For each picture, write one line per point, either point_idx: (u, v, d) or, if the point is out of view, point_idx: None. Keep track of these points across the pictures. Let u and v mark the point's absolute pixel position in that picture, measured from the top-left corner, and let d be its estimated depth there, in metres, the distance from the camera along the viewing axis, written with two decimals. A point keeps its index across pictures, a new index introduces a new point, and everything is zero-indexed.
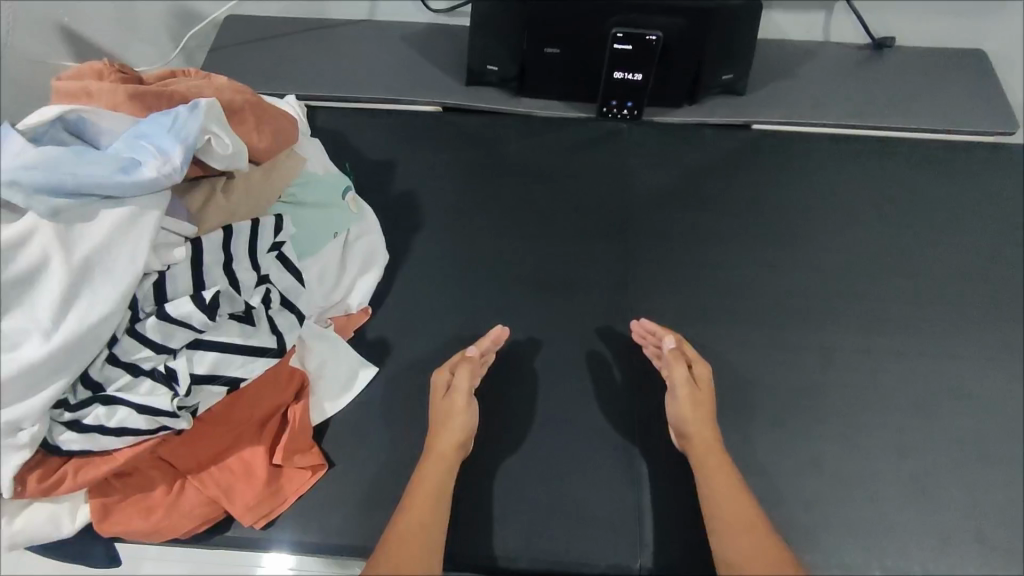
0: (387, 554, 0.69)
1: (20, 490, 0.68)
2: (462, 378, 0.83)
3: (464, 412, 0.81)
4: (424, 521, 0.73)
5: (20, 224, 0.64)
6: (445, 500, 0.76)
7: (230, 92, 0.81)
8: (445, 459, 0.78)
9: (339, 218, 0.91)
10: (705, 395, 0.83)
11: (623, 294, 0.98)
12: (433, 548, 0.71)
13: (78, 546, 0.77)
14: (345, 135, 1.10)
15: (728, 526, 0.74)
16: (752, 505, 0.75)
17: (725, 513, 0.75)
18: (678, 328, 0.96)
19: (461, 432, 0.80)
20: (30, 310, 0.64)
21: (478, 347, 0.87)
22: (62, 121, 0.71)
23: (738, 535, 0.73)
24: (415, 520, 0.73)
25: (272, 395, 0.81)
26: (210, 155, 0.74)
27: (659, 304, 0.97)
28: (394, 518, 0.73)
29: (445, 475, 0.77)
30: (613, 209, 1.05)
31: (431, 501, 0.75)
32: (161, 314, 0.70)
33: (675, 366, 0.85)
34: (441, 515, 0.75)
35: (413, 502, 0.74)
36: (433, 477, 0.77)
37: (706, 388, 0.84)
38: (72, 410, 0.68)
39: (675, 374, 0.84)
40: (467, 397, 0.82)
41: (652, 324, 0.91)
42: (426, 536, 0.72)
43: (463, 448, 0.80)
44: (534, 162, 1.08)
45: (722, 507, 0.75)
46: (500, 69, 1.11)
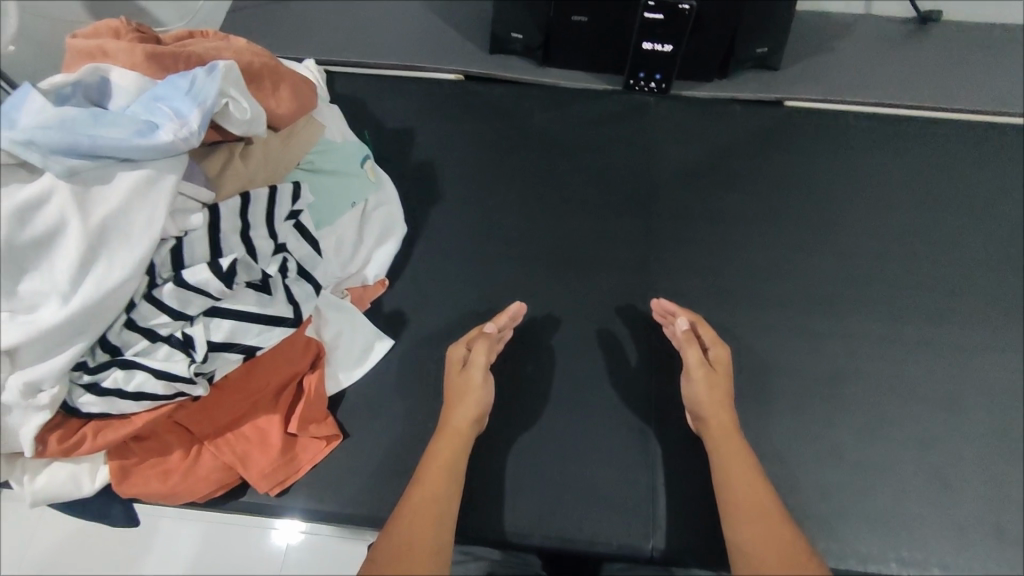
0: (397, 528, 0.69)
1: (41, 450, 0.69)
2: (479, 354, 0.82)
3: (480, 388, 0.80)
4: (434, 496, 0.72)
5: (37, 185, 0.64)
6: (457, 477, 0.75)
7: (247, 55, 0.79)
8: (459, 435, 0.78)
9: (357, 187, 0.89)
10: (721, 377, 0.82)
11: (643, 274, 0.95)
12: (444, 524, 0.70)
13: (96, 507, 0.77)
14: (363, 101, 1.07)
15: (743, 513, 0.72)
16: (768, 492, 0.74)
17: (740, 500, 0.73)
18: (698, 309, 0.94)
19: (477, 407, 0.79)
20: (47, 273, 0.64)
21: (493, 323, 0.86)
22: (82, 86, 0.70)
23: (754, 524, 0.71)
24: (426, 494, 0.72)
25: (288, 364, 0.80)
26: (227, 120, 0.73)
27: (680, 286, 0.95)
28: (406, 494, 0.73)
29: (459, 449, 0.77)
30: (635, 184, 1.02)
31: (442, 477, 0.74)
32: (177, 280, 0.69)
33: (688, 347, 0.83)
34: (453, 491, 0.74)
35: (424, 477, 0.74)
36: (445, 450, 0.77)
37: (721, 370, 0.83)
38: (91, 372, 0.68)
39: (692, 356, 0.82)
40: (484, 373, 0.81)
41: (672, 305, 0.88)
42: (437, 513, 0.71)
43: (477, 424, 0.80)
44: (557, 134, 1.05)
45: (737, 493, 0.74)
46: (525, 36, 1.07)
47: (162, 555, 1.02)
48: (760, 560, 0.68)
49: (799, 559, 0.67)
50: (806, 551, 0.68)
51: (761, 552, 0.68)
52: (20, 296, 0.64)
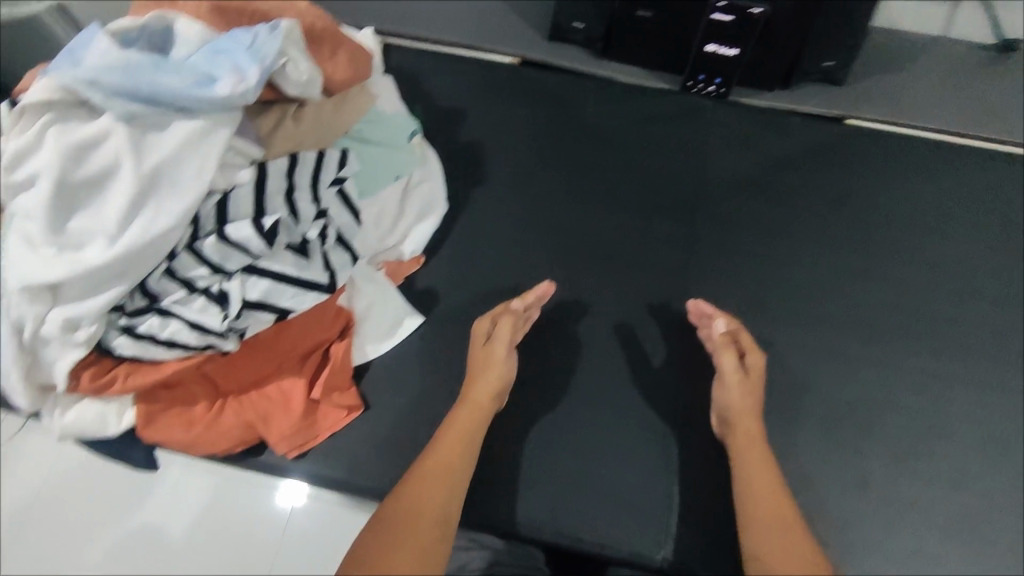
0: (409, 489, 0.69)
1: (73, 385, 0.70)
2: (503, 330, 0.82)
3: (503, 362, 0.80)
4: (450, 462, 0.72)
5: (95, 125, 0.64)
6: (473, 448, 0.75)
7: (310, 17, 0.79)
8: (479, 407, 0.78)
9: (403, 161, 0.88)
10: (754, 384, 0.80)
11: (682, 281, 0.93)
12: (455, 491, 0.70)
13: (119, 450, 0.78)
14: (417, 76, 1.06)
15: (758, 520, 0.71)
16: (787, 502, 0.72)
17: (755, 505, 0.72)
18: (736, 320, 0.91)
19: (498, 382, 0.79)
20: (97, 214, 0.65)
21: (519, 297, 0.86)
22: (148, 32, 0.70)
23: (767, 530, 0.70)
24: (441, 461, 0.72)
25: (317, 330, 0.80)
26: (285, 80, 0.73)
27: (718, 296, 0.93)
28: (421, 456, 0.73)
29: (477, 420, 0.77)
30: (683, 188, 0.99)
31: (458, 445, 0.74)
32: (220, 234, 0.70)
33: (724, 352, 0.81)
34: (467, 460, 0.74)
35: (441, 443, 0.74)
36: (463, 419, 0.77)
37: (756, 378, 0.81)
38: (128, 315, 0.70)
39: (727, 361, 0.80)
40: (507, 348, 0.81)
41: (709, 307, 0.87)
42: (449, 479, 0.71)
43: (497, 398, 0.80)
44: (609, 129, 1.03)
45: (755, 498, 0.73)
46: (587, 26, 1.05)
47: (174, 501, 1.04)
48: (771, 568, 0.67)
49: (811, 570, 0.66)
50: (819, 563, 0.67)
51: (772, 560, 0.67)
52: (69, 233, 0.65)
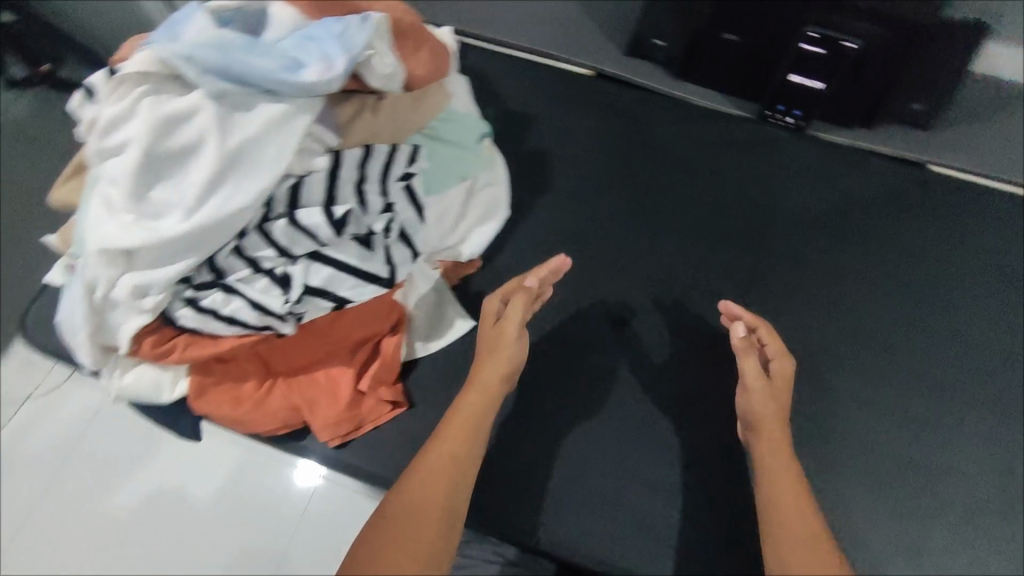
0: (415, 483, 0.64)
1: (135, 349, 0.73)
2: (516, 309, 0.78)
3: (513, 345, 0.77)
4: (455, 453, 0.68)
5: (186, 100, 0.65)
6: (479, 440, 0.71)
7: (399, 11, 0.78)
8: (489, 390, 0.74)
9: (471, 162, 0.88)
10: (778, 389, 0.76)
11: None
12: (461, 484, 0.66)
13: (167, 417, 0.81)
14: (491, 77, 1.06)
15: (785, 539, 0.63)
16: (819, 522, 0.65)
17: (782, 526, 0.64)
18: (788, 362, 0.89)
19: (506, 365, 0.75)
20: (177, 186, 0.66)
21: (527, 273, 0.83)
22: (243, 14, 0.71)
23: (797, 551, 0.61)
24: (444, 451, 0.68)
25: (370, 322, 0.80)
26: (370, 73, 0.73)
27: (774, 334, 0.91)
28: (424, 446, 0.68)
29: (484, 410, 0.73)
30: (748, 219, 0.97)
31: (464, 436, 0.70)
32: (291, 219, 0.70)
33: (745, 358, 0.77)
34: (473, 452, 0.70)
35: (445, 432, 0.70)
36: (470, 407, 0.73)
37: (781, 384, 0.77)
38: (194, 288, 0.71)
39: (749, 368, 0.76)
40: (518, 328, 0.78)
41: (739, 309, 0.82)
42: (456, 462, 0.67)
43: (508, 380, 0.77)
44: (679, 150, 1.01)
45: (781, 517, 0.65)
46: (668, 45, 1.04)
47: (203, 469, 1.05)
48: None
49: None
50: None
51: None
52: (148, 203, 0.66)
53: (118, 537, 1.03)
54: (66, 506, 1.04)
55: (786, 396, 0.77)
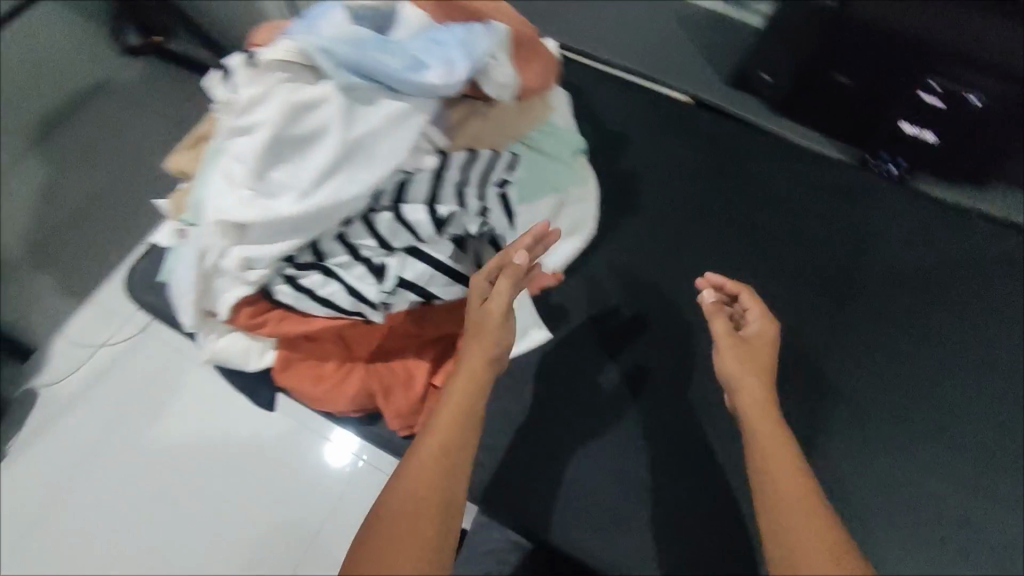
0: (399, 495, 0.56)
1: (233, 317, 0.77)
2: (503, 282, 0.69)
3: (496, 326, 0.67)
4: (442, 451, 0.59)
5: (317, 89, 0.68)
6: (473, 433, 0.61)
7: (518, 23, 0.80)
8: (477, 375, 0.65)
9: (566, 176, 0.89)
10: (754, 351, 0.69)
11: (815, 359, 0.90)
12: (451, 487, 0.57)
13: (250, 385, 0.85)
14: (590, 90, 1.06)
15: (792, 540, 0.53)
16: (828, 509, 0.55)
17: (782, 521, 0.54)
18: (858, 414, 0.87)
19: (492, 344, 0.66)
20: (297, 169, 0.70)
21: (510, 243, 0.73)
22: (374, 14, 0.74)
23: (801, 548, 0.52)
24: (432, 449, 0.59)
25: (452, 321, 0.82)
26: (487, 80, 0.76)
27: (849, 384, 0.89)
28: (410, 447, 0.60)
29: (474, 400, 0.63)
30: (837, 264, 0.95)
31: (453, 429, 0.61)
32: (396, 213, 0.73)
33: (714, 318, 0.72)
34: (466, 446, 0.61)
35: (432, 428, 0.60)
36: (459, 398, 0.63)
37: (759, 345, 0.70)
38: (295, 267, 0.74)
39: (718, 327, 0.71)
40: (507, 303, 0.68)
41: (721, 278, 0.74)
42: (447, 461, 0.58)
43: (497, 361, 0.67)
44: (771, 187, 1.00)
45: (774, 506, 0.56)
46: (774, 81, 1.04)
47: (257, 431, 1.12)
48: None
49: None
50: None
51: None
52: (267, 182, 0.69)
53: (183, 483, 1.09)
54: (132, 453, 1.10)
55: (768, 358, 0.69)
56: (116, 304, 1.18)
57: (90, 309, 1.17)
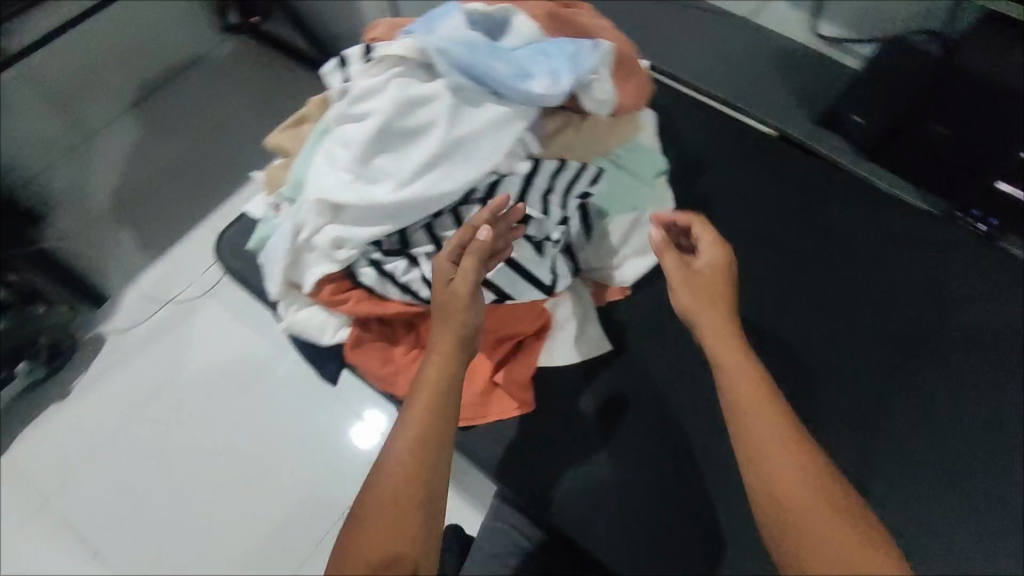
0: (379, 495, 0.56)
1: (316, 292, 0.80)
2: (468, 264, 0.68)
3: (463, 305, 0.66)
4: (420, 443, 0.58)
5: (429, 87, 0.72)
6: (449, 417, 0.61)
7: (621, 44, 0.83)
8: (447, 358, 0.64)
9: (646, 195, 0.89)
10: (707, 281, 0.69)
11: (875, 408, 0.90)
12: (433, 478, 0.57)
13: (319, 356, 0.88)
14: (677, 112, 1.07)
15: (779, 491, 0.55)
16: (817, 460, 0.57)
17: (777, 489, 0.55)
18: (913, 468, 0.86)
19: (460, 326, 0.65)
20: (399, 160, 0.73)
21: (471, 218, 0.71)
22: (488, 19, 0.77)
23: (804, 512, 0.54)
24: (407, 441, 0.58)
25: (519, 322, 0.85)
26: (586, 95, 0.79)
27: (905, 436, 0.88)
28: (386, 441, 0.59)
29: (446, 384, 0.62)
30: (907, 315, 0.94)
31: (426, 418, 0.60)
32: (484, 211, 0.75)
33: (667, 251, 0.71)
34: (444, 431, 0.60)
35: (405, 420, 0.60)
36: (432, 382, 0.62)
37: (714, 276, 0.69)
38: (381, 252, 0.77)
39: (670, 260, 0.70)
40: (473, 283, 0.67)
41: (672, 215, 0.75)
42: (423, 451, 0.58)
43: (468, 342, 0.66)
44: (849, 229, 0.99)
45: (770, 471, 0.56)
46: (866, 122, 1.02)
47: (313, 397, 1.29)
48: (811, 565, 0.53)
49: (867, 559, 0.52)
50: (881, 552, 0.53)
51: (807, 549, 0.53)
52: (369, 168, 0.73)
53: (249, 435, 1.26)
54: (183, 398, 1.28)
55: (723, 286, 0.69)
56: (187, 262, 1.39)
57: (164, 265, 1.39)
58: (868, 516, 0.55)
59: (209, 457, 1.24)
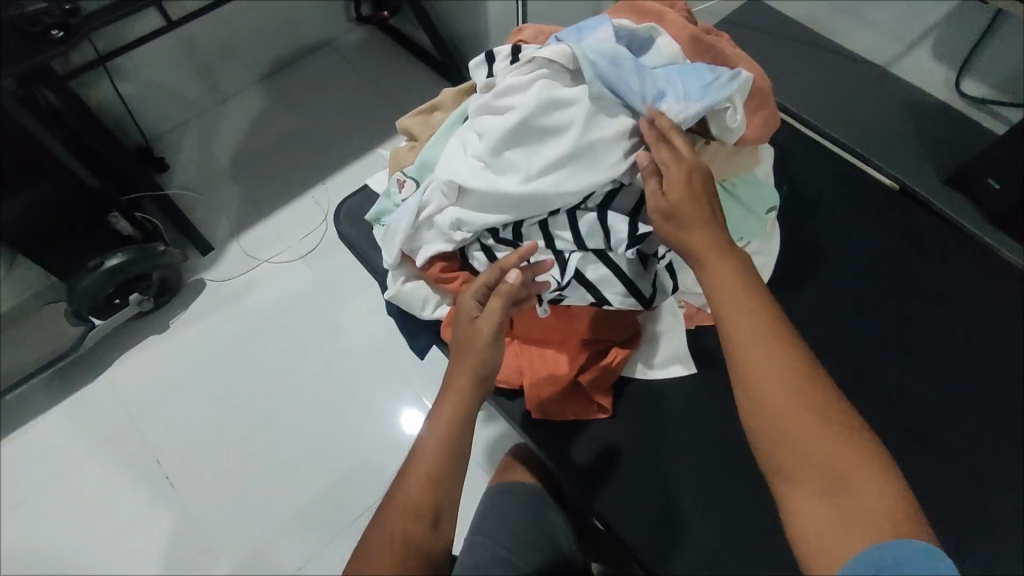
0: (388, 525, 0.64)
1: (426, 268, 0.86)
2: (492, 307, 0.73)
3: (483, 345, 0.72)
4: (431, 480, 0.66)
5: (568, 92, 0.76)
6: (461, 454, 0.68)
7: (757, 75, 0.84)
8: (461, 399, 0.71)
9: (753, 229, 0.90)
10: (685, 211, 0.69)
11: (962, 474, 0.86)
12: (439, 513, 0.66)
13: (414, 329, 0.94)
14: (796, 147, 1.07)
15: (773, 441, 0.61)
16: (800, 398, 0.61)
17: (765, 409, 0.61)
18: (995, 543, 0.83)
19: (478, 370, 0.71)
20: (531, 155, 0.77)
21: (500, 261, 0.75)
22: (632, 36, 0.80)
23: (790, 430, 0.60)
24: (420, 476, 0.66)
25: (612, 329, 0.88)
26: (716, 121, 0.78)
27: (990, 508, 0.85)
28: (400, 474, 0.67)
29: (460, 422, 0.70)
30: (1011, 387, 0.91)
31: (441, 454, 0.67)
32: (600, 216, 0.79)
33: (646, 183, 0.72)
34: (455, 471, 0.68)
35: (419, 455, 0.67)
36: (446, 422, 0.70)
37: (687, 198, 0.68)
38: (495, 240, 0.83)
39: (647, 194, 0.71)
40: (495, 331, 0.73)
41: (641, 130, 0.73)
42: (431, 489, 0.66)
43: (482, 384, 0.73)
44: (963, 289, 0.96)
45: (757, 399, 0.62)
46: (1001, 187, 0.99)
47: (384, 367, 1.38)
48: (801, 481, 0.59)
49: (852, 466, 0.58)
50: (866, 454, 0.59)
51: (796, 467, 0.59)
52: (500, 159, 0.77)
53: (326, 390, 1.36)
54: (274, 346, 1.41)
55: (703, 197, 0.69)
56: (291, 226, 1.52)
57: (268, 226, 1.53)
58: (853, 415, 0.61)
59: (279, 408, 1.35)
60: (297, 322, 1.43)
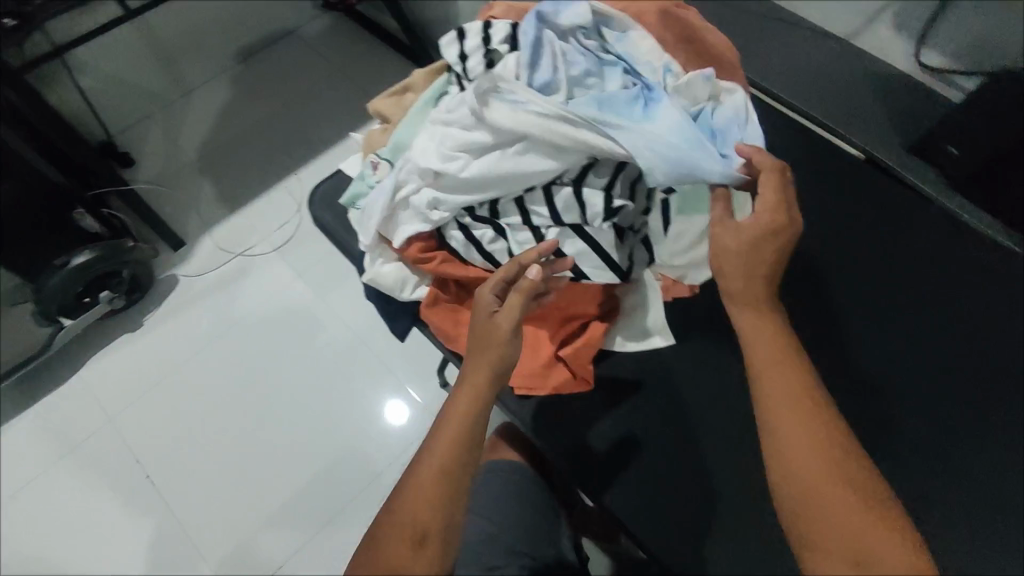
0: (402, 516, 0.63)
1: (403, 249, 0.86)
2: (512, 304, 0.73)
3: (504, 338, 0.71)
4: (446, 471, 0.64)
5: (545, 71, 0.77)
6: (476, 447, 0.67)
7: (726, 47, 0.85)
8: (478, 391, 0.69)
9: None
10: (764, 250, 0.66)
11: (928, 429, 0.89)
12: (453, 504, 0.64)
13: (394, 312, 0.94)
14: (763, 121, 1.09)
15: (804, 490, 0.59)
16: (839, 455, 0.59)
17: (791, 467, 0.60)
18: (962, 492, 0.85)
19: (498, 361, 0.70)
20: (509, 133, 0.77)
21: (519, 258, 0.76)
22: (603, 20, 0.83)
23: (827, 494, 0.58)
24: (433, 466, 0.64)
25: (591, 304, 0.89)
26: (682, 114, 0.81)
27: (956, 460, 0.87)
28: (414, 462, 0.66)
29: (476, 415, 0.68)
30: (975, 344, 0.93)
31: (456, 446, 0.65)
32: (576, 189, 0.79)
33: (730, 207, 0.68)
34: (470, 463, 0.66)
35: (435, 447, 0.65)
36: (462, 412, 0.68)
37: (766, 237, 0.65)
38: (472, 218, 0.83)
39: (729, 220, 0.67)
40: (515, 326, 0.72)
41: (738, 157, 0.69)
42: (446, 480, 0.64)
43: (501, 377, 0.71)
44: (926, 252, 0.99)
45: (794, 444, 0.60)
46: (961, 152, 0.99)
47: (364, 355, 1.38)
48: (828, 537, 0.57)
49: (880, 532, 0.56)
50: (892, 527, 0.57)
51: (823, 524, 0.58)
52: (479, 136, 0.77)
53: (306, 379, 1.35)
54: (251, 339, 1.39)
55: (768, 252, 0.66)
56: (263, 217, 1.50)
57: (239, 217, 1.50)
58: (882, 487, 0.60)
59: (260, 400, 1.34)
60: (273, 313, 1.41)
